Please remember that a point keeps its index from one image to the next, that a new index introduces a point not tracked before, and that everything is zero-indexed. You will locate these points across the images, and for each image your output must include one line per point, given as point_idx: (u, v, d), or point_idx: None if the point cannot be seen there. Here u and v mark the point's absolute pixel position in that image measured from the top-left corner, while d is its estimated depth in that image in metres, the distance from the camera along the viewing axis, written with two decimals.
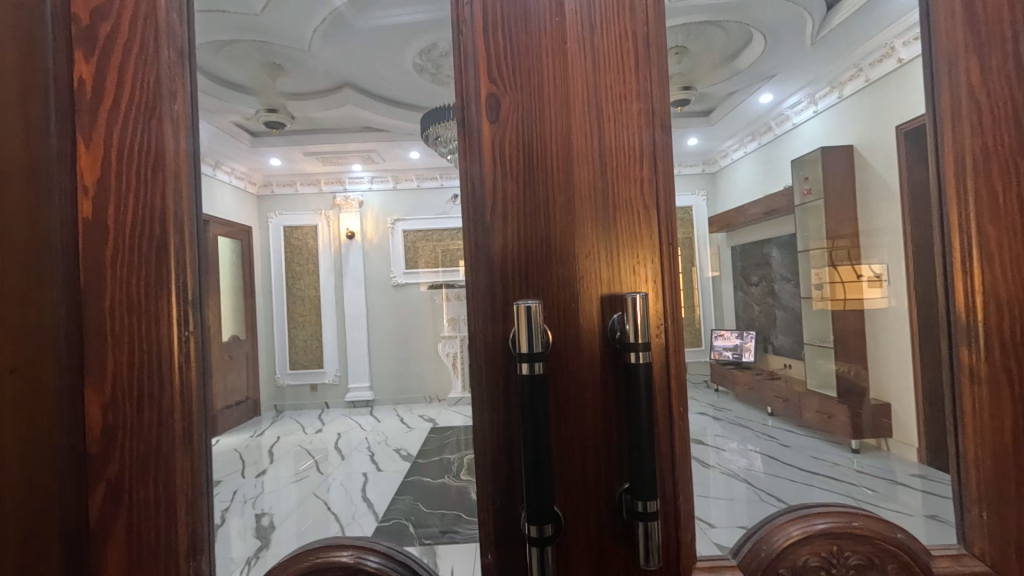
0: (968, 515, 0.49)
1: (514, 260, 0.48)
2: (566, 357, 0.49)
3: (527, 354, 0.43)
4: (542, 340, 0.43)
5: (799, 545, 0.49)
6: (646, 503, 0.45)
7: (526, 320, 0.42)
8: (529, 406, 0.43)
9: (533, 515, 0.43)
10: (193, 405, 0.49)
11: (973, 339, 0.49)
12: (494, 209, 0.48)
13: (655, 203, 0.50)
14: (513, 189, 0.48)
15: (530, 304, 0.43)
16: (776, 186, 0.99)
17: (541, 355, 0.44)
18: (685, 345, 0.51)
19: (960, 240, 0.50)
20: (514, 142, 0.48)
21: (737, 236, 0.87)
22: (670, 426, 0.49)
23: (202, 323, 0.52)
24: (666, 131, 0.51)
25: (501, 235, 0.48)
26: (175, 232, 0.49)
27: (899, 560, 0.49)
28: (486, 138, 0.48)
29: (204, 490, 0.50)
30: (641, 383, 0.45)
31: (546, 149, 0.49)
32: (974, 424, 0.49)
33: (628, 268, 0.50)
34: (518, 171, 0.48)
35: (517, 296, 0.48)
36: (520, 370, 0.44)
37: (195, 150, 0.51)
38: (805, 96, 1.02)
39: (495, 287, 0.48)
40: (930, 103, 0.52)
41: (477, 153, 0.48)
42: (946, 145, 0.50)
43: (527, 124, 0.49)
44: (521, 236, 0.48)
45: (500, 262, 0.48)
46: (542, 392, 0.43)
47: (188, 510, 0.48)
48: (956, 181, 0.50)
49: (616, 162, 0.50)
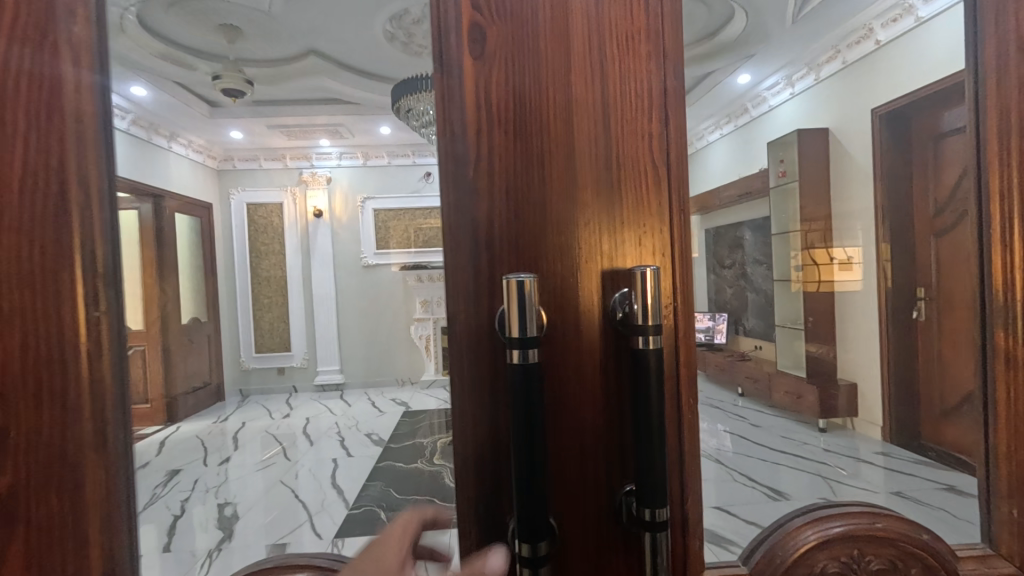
0: (995, 512, 0.47)
1: (501, 228, 0.40)
2: (562, 342, 0.42)
3: (517, 338, 0.36)
4: (537, 322, 0.36)
5: (816, 551, 0.45)
6: (656, 511, 0.39)
7: (518, 297, 0.35)
8: (522, 401, 0.36)
9: (525, 531, 0.37)
10: (107, 401, 0.40)
11: (1011, 319, 0.45)
12: (478, 166, 0.40)
13: (664, 164, 0.43)
14: (501, 142, 0.40)
15: (524, 278, 0.35)
16: (753, 167, 0.78)
17: (536, 340, 0.36)
18: (695, 328, 0.45)
19: (1000, 212, 0.45)
20: (502, 85, 0.40)
21: (711, 219, 0.64)
22: (677, 419, 0.44)
23: (119, 298, 0.42)
24: (678, 82, 0.43)
25: (488, 197, 0.40)
26: (78, 189, 0.39)
27: (923, 563, 0.45)
28: (469, 77, 0.40)
29: (128, 501, 0.41)
30: (651, 371, 0.39)
31: (540, 95, 0.41)
32: (1008, 412, 0.45)
33: (634, 240, 0.43)
34: (507, 119, 0.40)
35: (505, 270, 0.40)
36: (510, 358, 0.37)
37: (107, 85, 0.41)
38: (784, 77, 0.84)
39: (480, 258, 0.40)
40: (968, 61, 0.47)
41: (457, 97, 0.40)
42: (990, 104, 0.45)
43: (518, 63, 0.41)
44: (511, 199, 0.41)
45: (485, 229, 0.40)
46: (537, 383, 0.37)
47: (109, 531, 0.40)
48: (999, 147, 0.45)
49: (622, 114, 0.43)
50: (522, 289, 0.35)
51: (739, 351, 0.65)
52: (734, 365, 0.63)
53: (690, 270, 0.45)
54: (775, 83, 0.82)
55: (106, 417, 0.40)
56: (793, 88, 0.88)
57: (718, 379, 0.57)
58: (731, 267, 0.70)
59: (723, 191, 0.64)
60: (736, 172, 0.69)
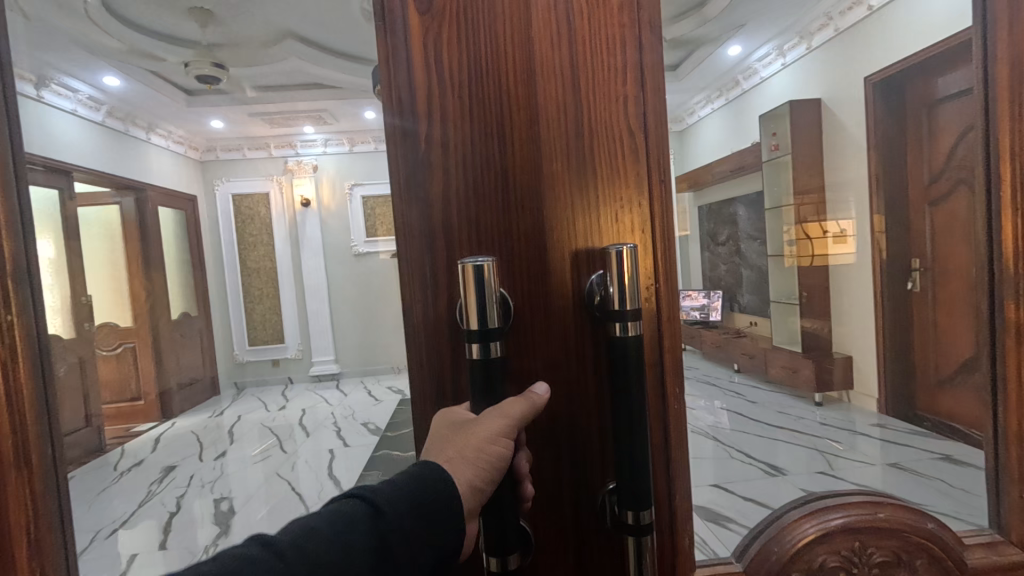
0: (1005, 497, 0.44)
1: (458, 206, 0.38)
2: (531, 330, 0.39)
3: (476, 332, 0.33)
4: (498, 311, 0.33)
5: (816, 545, 0.42)
6: (638, 514, 0.35)
7: (475, 285, 0.32)
8: (484, 398, 0.34)
9: (494, 542, 0.34)
10: (30, 389, 0.40)
11: (1022, 289, 0.42)
12: (431, 140, 0.37)
13: (641, 129, 0.39)
14: (455, 111, 0.38)
15: (482, 262, 0.32)
16: (744, 142, 0.73)
17: (498, 331, 0.33)
18: (680, 309, 0.41)
19: (1011, 172, 0.42)
20: (453, 46, 0.37)
21: (704, 195, 0.60)
22: (663, 410, 0.41)
23: (32, 299, 0.42)
24: (654, 44, 0.39)
25: (442, 172, 0.38)
26: None
27: (928, 555, 0.42)
28: (417, 38, 0.37)
29: (57, 491, 0.42)
30: (631, 360, 0.35)
31: (497, 58, 0.38)
32: (1018, 389, 0.42)
33: (610, 215, 0.39)
34: (460, 85, 0.38)
35: (463, 252, 0.38)
36: (470, 353, 0.34)
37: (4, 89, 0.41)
38: (775, 47, 0.74)
39: (436, 240, 0.38)
40: (976, 11, 0.42)
41: (404, 62, 0.37)
42: (1001, 50, 0.41)
43: (470, 22, 0.37)
44: (469, 173, 0.38)
45: (441, 207, 0.38)
46: (501, 376, 0.34)
47: (43, 520, 0.41)
48: (1011, 97, 0.41)
49: (592, 74, 0.39)
50: (479, 276, 0.32)
51: (735, 328, 0.60)
52: (731, 341, 0.59)
53: (674, 249, 0.41)
54: (766, 54, 0.73)
55: (26, 411, 0.40)
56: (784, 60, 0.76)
57: (714, 357, 0.54)
58: (725, 244, 0.67)
59: (714, 165, 0.60)
60: (728, 147, 0.66)
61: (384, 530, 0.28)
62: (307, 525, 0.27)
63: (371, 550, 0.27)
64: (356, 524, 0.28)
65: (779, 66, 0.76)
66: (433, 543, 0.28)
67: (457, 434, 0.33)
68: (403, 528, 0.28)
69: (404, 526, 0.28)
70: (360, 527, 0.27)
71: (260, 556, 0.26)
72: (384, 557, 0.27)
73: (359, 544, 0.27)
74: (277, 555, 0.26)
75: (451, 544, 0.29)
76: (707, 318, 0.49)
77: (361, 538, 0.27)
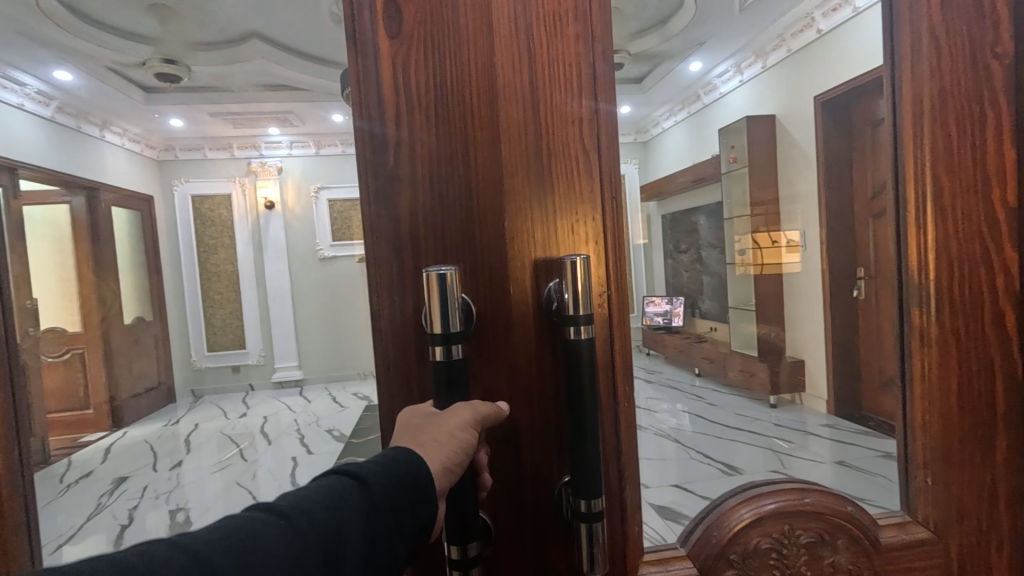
0: (914, 482, 0.50)
1: (424, 215, 0.41)
2: (492, 332, 0.42)
3: (440, 334, 0.36)
4: (459, 316, 0.36)
5: (750, 528, 0.46)
6: (590, 502, 0.39)
7: (437, 291, 0.35)
8: (447, 396, 0.37)
9: (456, 530, 0.37)
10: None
11: (925, 299, 0.49)
12: (398, 152, 0.40)
13: (595, 149, 0.43)
14: (422, 125, 0.40)
15: (445, 271, 0.35)
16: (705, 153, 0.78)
17: (459, 335, 0.36)
18: (630, 314, 0.45)
19: (914, 193, 0.49)
20: (420, 66, 0.40)
21: (668, 205, 0.65)
22: (615, 407, 0.44)
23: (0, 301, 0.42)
24: (607, 73, 0.43)
25: (409, 185, 0.40)
26: None
27: (848, 534, 0.47)
28: (386, 59, 0.40)
29: (24, 491, 0.43)
30: (584, 360, 0.39)
31: (462, 79, 0.41)
32: (923, 387, 0.50)
33: (566, 227, 0.43)
34: (427, 105, 0.40)
35: (428, 260, 0.41)
36: (434, 355, 0.37)
37: None
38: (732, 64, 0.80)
39: (404, 248, 0.41)
40: (887, 54, 0.49)
41: (373, 77, 0.39)
42: (906, 88, 0.48)
43: (437, 43, 0.40)
44: (435, 187, 0.41)
45: (409, 217, 0.41)
46: (461, 378, 0.37)
47: (8, 519, 0.41)
48: (914, 129, 0.48)
49: (552, 96, 0.42)
50: (441, 283, 0.35)
51: (695, 332, 0.64)
52: (692, 345, 0.62)
53: (625, 258, 0.45)
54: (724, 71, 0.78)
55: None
56: (739, 77, 0.80)
57: (675, 360, 0.56)
58: (686, 252, 0.72)
59: (676, 177, 0.64)
60: (691, 157, 0.71)
61: (374, 500, 0.29)
62: (303, 494, 0.29)
63: (364, 519, 0.29)
64: (345, 496, 0.29)
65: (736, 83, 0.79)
66: (416, 513, 0.31)
67: (427, 425, 0.35)
68: (390, 497, 0.30)
69: (391, 496, 0.30)
70: (352, 497, 0.29)
71: (268, 520, 0.27)
72: (375, 525, 0.29)
73: (352, 511, 0.29)
74: (282, 516, 0.27)
75: (430, 515, 0.31)
76: (670, 324, 0.52)
77: (353, 508, 0.29)
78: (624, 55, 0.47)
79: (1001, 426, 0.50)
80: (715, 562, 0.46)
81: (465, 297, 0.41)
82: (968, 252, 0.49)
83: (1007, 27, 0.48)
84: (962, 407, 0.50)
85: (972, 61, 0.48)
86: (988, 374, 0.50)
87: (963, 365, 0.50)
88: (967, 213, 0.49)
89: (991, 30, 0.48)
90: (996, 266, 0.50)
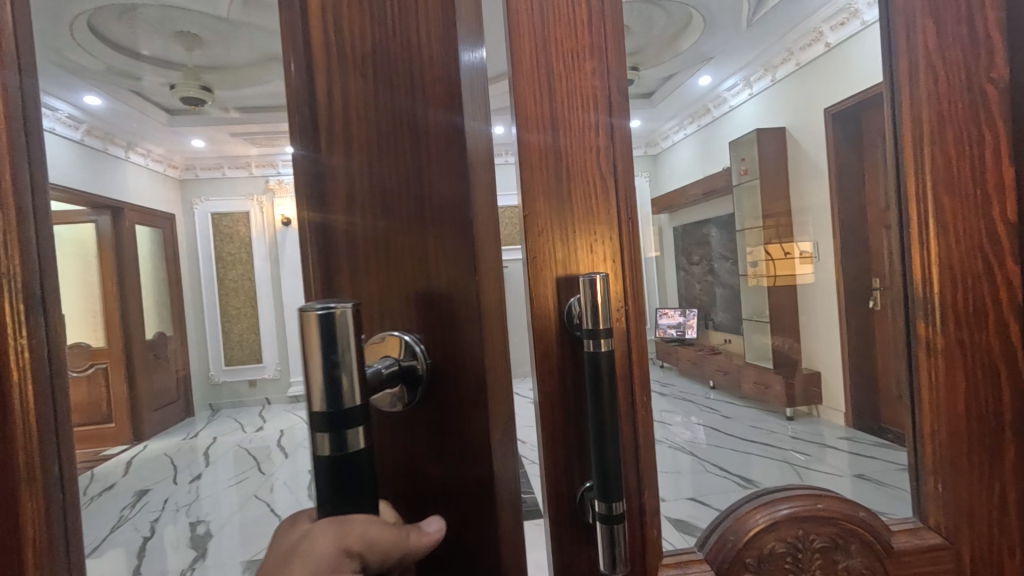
0: (924, 488, 0.52)
1: (361, 206, 0.40)
2: (444, 347, 0.39)
3: (330, 408, 0.30)
4: (355, 386, 0.30)
5: (765, 533, 0.49)
6: (611, 504, 0.41)
7: (319, 335, 0.29)
8: (336, 490, 0.31)
9: None
10: (40, 413, 0.43)
11: (929, 312, 0.52)
12: (331, 130, 0.40)
13: (611, 172, 0.47)
14: (358, 100, 0.40)
15: (328, 310, 0.29)
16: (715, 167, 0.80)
17: (352, 412, 0.30)
18: (646, 327, 0.48)
19: (916, 209, 0.52)
20: (359, 33, 0.39)
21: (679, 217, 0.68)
22: (633, 417, 0.47)
23: (45, 327, 0.44)
24: (621, 93, 0.47)
25: (345, 169, 0.40)
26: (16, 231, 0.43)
27: (860, 538, 0.50)
28: (314, 12, 0.40)
29: (67, 509, 0.45)
30: (603, 370, 0.42)
31: (405, 52, 0.39)
32: (931, 395, 0.52)
33: (585, 246, 0.46)
34: (364, 68, 0.39)
35: (368, 261, 0.40)
36: (318, 444, 0.31)
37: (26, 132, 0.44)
38: (741, 78, 0.85)
39: (335, 248, 0.40)
40: (886, 73, 0.53)
41: (305, 51, 0.40)
42: (904, 109, 0.51)
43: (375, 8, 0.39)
44: (374, 170, 0.39)
45: (343, 214, 0.40)
46: (360, 461, 0.31)
47: (49, 537, 0.44)
48: (913, 148, 0.51)
49: (571, 122, 0.46)
50: (324, 327, 0.29)
51: (709, 345, 0.66)
52: (706, 358, 0.63)
53: (641, 275, 0.48)
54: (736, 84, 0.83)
55: (35, 435, 0.43)
56: (750, 90, 0.87)
57: (688, 373, 0.58)
58: (699, 264, 0.74)
59: (687, 189, 0.66)
60: (701, 170, 0.73)
61: None
62: None
63: None
64: None
65: (747, 95, 0.86)
66: None
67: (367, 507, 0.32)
68: None
69: None
70: None
71: None
72: None
73: None
74: None
75: None
76: (683, 336, 0.55)
77: None
78: (635, 70, 0.48)
79: (1009, 436, 0.52)
80: (731, 565, 0.49)
81: (409, 336, 0.39)
82: (969, 267, 0.51)
83: (1002, 54, 0.51)
84: (968, 414, 0.52)
85: (967, 87, 0.51)
86: (994, 384, 0.52)
87: (968, 374, 0.52)
88: (969, 228, 0.51)
89: (986, 57, 0.51)
90: (997, 279, 0.51)
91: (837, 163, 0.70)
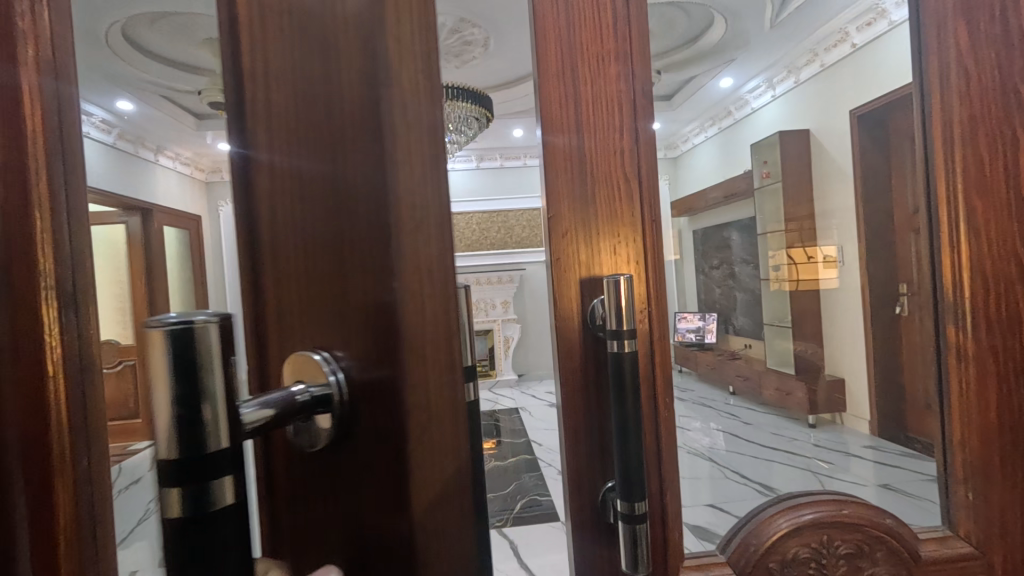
0: (953, 496, 0.51)
1: (288, 174, 0.24)
2: (389, 399, 0.22)
3: (177, 460, 0.19)
4: (229, 428, 0.20)
5: (789, 537, 0.49)
6: (634, 504, 0.42)
7: (165, 353, 0.19)
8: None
9: None
10: None
11: (960, 316, 0.51)
12: (258, 42, 0.24)
13: (636, 175, 0.47)
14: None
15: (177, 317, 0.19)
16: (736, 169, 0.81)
17: (221, 465, 0.20)
18: (670, 329, 0.48)
19: (948, 213, 0.51)
20: None
21: (698, 221, 0.67)
22: (656, 417, 0.47)
23: None
24: (647, 97, 0.47)
25: (267, 107, 0.24)
26: None
27: (887, 545, 0.49)
28: None
29: None
30: (627, 371, 0.42)
31: None
32: (961, 402, 0.51)
33: (608, 248, 0.46)
34: None
35: (295, 258, 0.24)
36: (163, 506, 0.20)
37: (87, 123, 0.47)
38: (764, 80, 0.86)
39: (262, 230, 0.24)
40: (916, 73, 0.52)
41: None
42: (935, 111, 0.51)
43: None
44: (268, 113, 0.24)
45: (269, 182, 0.24)
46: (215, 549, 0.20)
47: None
48: (944, 151, 0.51)
49: (596, 125, 0.46)
50: (173, 347, 0.19)
51: (728, 350, 0.65)
52: (725, 363, 0.63)
53: (664, 278, 0.48)
54: (757, 86, 0.85)
55: None
56: (773, 91, 0.89)
57: (708, 377, 0.58)
58: (719, 268, 0.74)
59: (707, 192, 0.66)
60: (722, 173, 0.73)
61: None
62: None
63: None
64: None
65: (769, 97, 0.88)
66: None
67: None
68: None
69: None
70: None
71: None
72: None
73: None
74: None
75: None
76: (703, 340, 0.55)
77: None
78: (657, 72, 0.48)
79: None
80: (754, 569, 0.48)
81: (326, 357, 0.22)
82: (1003, 272, 0.50)
83: None
84: (1003, 422, 0.50)
85: (1002, 87, 0.50)
86: None
87: (1002, 382, 0.50)
88: (1003, 231, 0.50)
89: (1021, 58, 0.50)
90: None
91: (862, 167, 0.69)
